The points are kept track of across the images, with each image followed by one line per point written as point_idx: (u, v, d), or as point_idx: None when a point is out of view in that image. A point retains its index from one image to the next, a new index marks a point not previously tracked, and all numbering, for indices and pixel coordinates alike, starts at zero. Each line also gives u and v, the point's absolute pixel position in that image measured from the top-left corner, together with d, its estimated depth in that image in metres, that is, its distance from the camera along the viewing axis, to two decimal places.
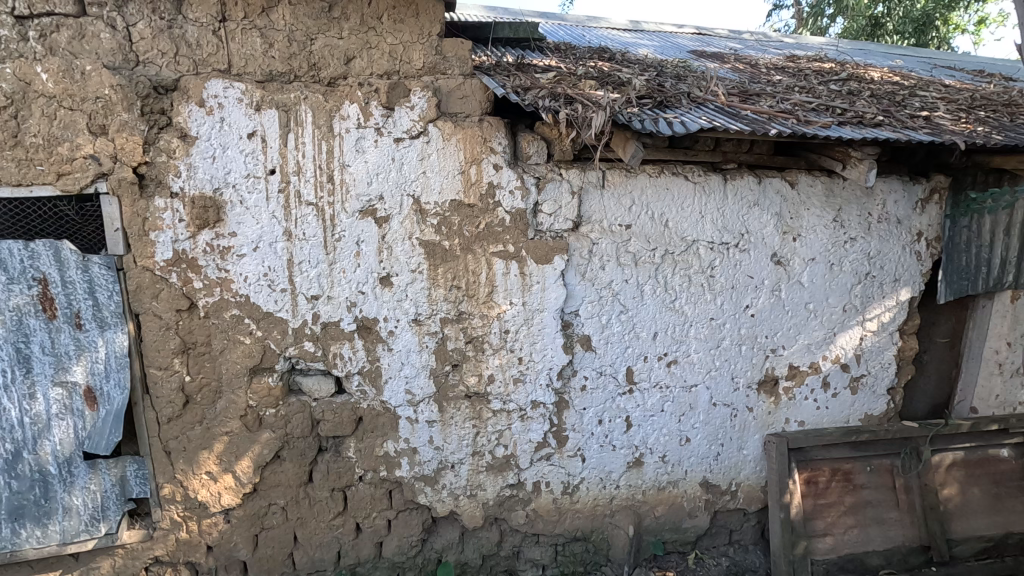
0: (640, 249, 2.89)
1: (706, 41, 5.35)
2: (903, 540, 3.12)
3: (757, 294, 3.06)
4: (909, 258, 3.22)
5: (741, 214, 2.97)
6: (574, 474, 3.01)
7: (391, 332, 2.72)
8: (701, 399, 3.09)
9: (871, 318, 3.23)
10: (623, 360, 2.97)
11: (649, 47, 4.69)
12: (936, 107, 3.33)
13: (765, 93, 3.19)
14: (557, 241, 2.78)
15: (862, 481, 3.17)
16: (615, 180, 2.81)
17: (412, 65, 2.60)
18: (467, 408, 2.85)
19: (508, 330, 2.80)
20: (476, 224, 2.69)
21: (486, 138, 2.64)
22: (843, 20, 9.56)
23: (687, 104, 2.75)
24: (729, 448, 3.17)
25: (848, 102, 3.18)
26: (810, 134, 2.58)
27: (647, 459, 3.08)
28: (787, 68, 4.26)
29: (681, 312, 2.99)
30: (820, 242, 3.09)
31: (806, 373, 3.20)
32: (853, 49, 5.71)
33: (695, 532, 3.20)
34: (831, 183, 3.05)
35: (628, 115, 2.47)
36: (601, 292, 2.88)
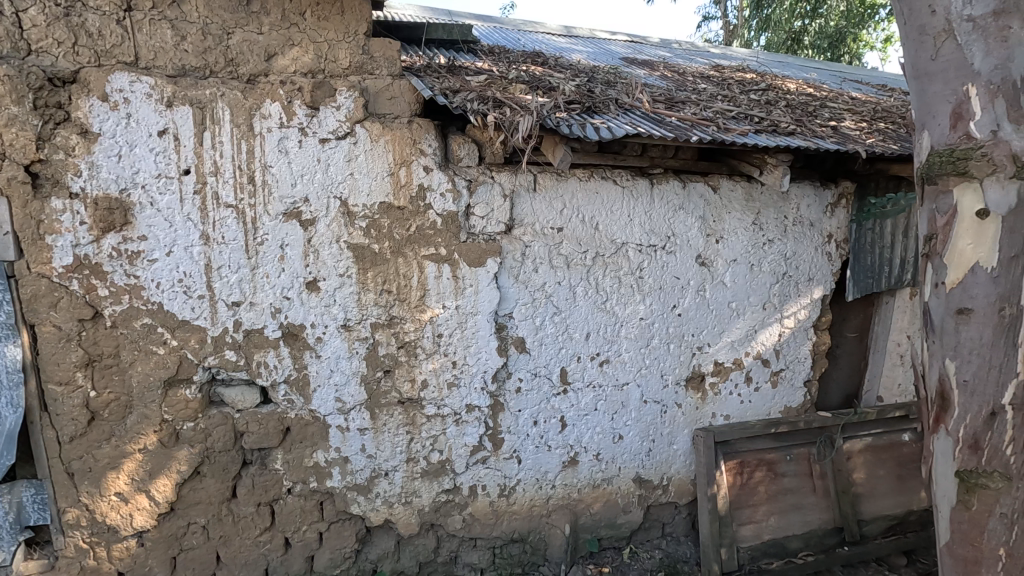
0: (572, 251, 2.94)
1: (637, 49, 5.53)
2: (820, 524, 3.31)
3: (683, 294, 3.18)
4: (822, 258, 3.44)
5: (667, 217, 3.08)
6: (510, 476, 3.02)
7: (319, 338, 2.63)
8: (632, 397, 3.18)
9: (788, 316, 3.42)
10: (557, 360, 3.00)
11: (582, 53, 4.80)
12: (843, 118, 3.58)
13: (690, 101, 3.32)
14: (489, 244, 2.78)
15: (782, 470, 3.34)
16: (546, 183, 2.85)
17: (338, 64, 2.53)
18: (401, 414, 2.80)
19: (441, 334, 2.78)
20: (407, 227, 2.65)
21: (416, 140, 2.61)
22: (767, 33, 10.12)
23: (614, 110, 2.82)
24: (660, 444, 3.27)
25: (765, 111, 3.36)
26: (729, 140, 2.70)
27: (582, 458, 3.14)
28: (712, 77, 4.47)
29: (612, 313, 3.06)
30: (740, 244, 3.24)
31: (730, 369, 3.35)
32: (772, 61, 6.05)
33: (629, 526, 3.28)
34: (750, 188, 3.22)
35: (556, 120, 2.50)
36: (535, 294, 2.90)
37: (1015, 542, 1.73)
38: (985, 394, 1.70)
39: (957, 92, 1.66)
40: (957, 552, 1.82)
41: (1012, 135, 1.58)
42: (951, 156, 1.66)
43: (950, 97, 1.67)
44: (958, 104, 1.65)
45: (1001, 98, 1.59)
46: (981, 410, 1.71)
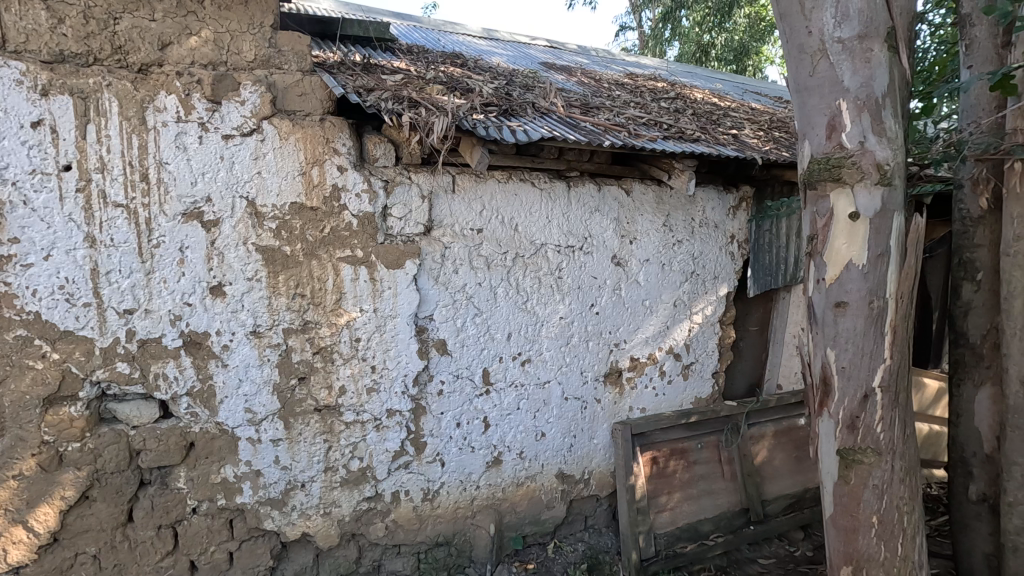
0: (492, 253, 2.96)
1: (557, 54, 5.67)
2: (728, 506, 3.54)
3: (600, 294, 3.29)
4: (726, 257, 3.67)
5: (584, 218, 3.17)
6: (434, 479, 2.99)
7: (225, 347, 2.48)
8: (554, 394, 3.24)
9: (697, 312, 3.63)
10: (479, 361, 3.01)
11: (502, 56, 4.85)
12: (743, 127, 3.84)
13: (605, 107, 3.44)
14: (408, 246, 2.74)
15: (695, 457, 3.54)
16: (465, 185, 2.85)
17: (242, 56, 2.41)
18: (317, 422, 2.69)
19: (359, 339, 2.70)
20: (320, 228, 2.56)
21: (329, 138, 2.52)
22: (678, 44, 10.66)
23: (531, 114, 2.88)
24: (581, 439, 3.36)
25: (673, 119, 3.55)
26: (639, 146, 2.83)
27: (506, 457, 3.16)
28: (626, 85, 4.66)
29: (533, 313, 3.11)
30: (652, 244, 3.40)
31: (645, 363, 3.50)
32: (683, 71, 6.40)
33: (553, 522, 3.34)
34: (660, 192, 3.38)
35: (473, 122, 2.51)
36: (455, 296, 2.90)
37: (885, 509, 1.94)
38: (860, 378, 1.89)
39: (831, 105, 1.83)
40: (839, 523, 2.00)
41: (876, 147, 1.78)
42: (828, 163, 1.83)
43: (826, 110, 1.84)
44: (832, 117, 1.83)
45: (866, 113, 1.78)
46: (857, 393, 1.90)
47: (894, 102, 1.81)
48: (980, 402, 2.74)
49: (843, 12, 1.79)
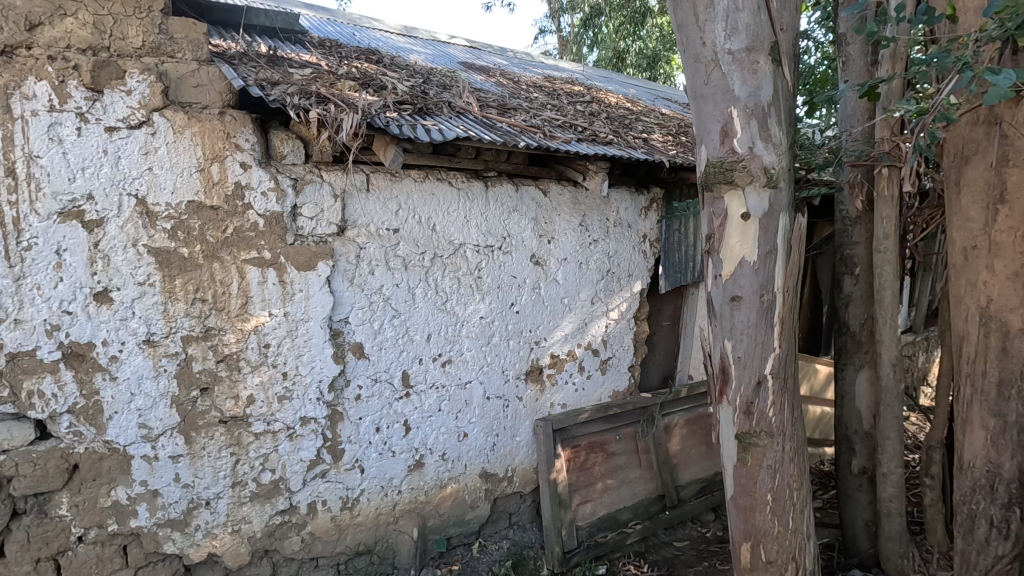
0: (409, 253, 2.91)
1: (476, 54, 5.68)
2: (645, 494, 3.70)
3: (520, 293, 3.33)
4: (639, 256, 3.83)
5: (502, 218, 3.20)
6: (353, 487, 2.90)
7: (114, 358, 2.28)
8: (475, 394, 3.24)
9: (613, 308, 3.76)
10: (398, 364, 2.96)
11: (419, 54, 4.79)
12: (652, 131, 4.03)
13: (521, 108, 3.49)
14: (320, 246, 2.64)
15: (613, 449, 3.67)
16: (379, 184, 2.79)
17: (128, 42, 2.22)
18: (223, 434, 2.52)
19: (269, 345, 2.57)
20: (222, 228, 2.41)
21: (230, 133, 2.38)
22: (597, 49, 10.98)
23: (447, 113, 2.86)
24: (503, 437, 3.38)
25: (587, 122, 3.66)
26: (554, 148, 2.88)
27: (428, 460, 3.13)
28: (543, 87, 4.75)
29: (452, 313, 3.10)
30: (570, 244, 3.49)
31: (565, 360, 3.59)
32: (600, 75, 6.62)
33: (478, 521, 3.33)
34: (576, 192, 3.47)
35: (386, 119, 2.46)
36: (372, 297, 2.83)
37: (777, 487, 2.10)
38: (753, 367, 2.04)
39: (724, 113, 1.96)
40: (739, 502, 2.15)
41: (764, 152, 1.92)
42: (723, 166, 1.96)
43: (719, 117, 1.97)
44: (725, 123, 1.96)
45: (755, 121, 1.93)
46: (751, 380, 2.04)
47: (779, 110, 1.96)
48: (860, 384, 3.04)
49: (733, 25, 1.92)
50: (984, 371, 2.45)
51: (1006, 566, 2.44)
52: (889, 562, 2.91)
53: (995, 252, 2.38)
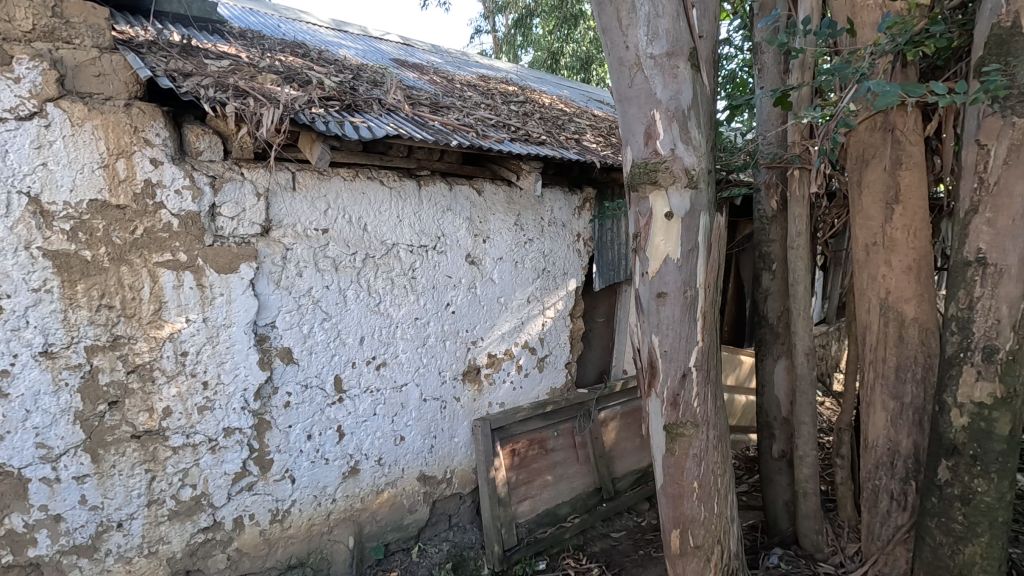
0: (340, 254, 2.83)
1: (410, 52, 5.60)
2: (583, 488, 3.77)
3: (456, 292, 3.31)
4: (573, 254, 3.90)
5: (435, 217, 3.17)
6: (283, 499, 2.77)
7: (5, 372, 2.07)
8: (411, 396, 3.19)
9: (549, 306, 3.81)
10: (329, 369, 2.86)
11: (349, 49, 4.67)
12: (585, 132, 4.11)
13: (455, 107, 3.47)
14: (242, 248, 2.51)
15: (551, 445, 3.71)
16: (305, 182, 2.69)
17: (16, 25, 2.03)
18: (136, 451, 2.35)
19: (186, 353, 2.42)
20: (130, 229, 2.24)
21: (138, 127, 2.21)
22: (534, 50, 11.09)
23: (376, 110, 2.80)
24: (441, 439, 3.35)
25: (520, 121, 3.68)
26: (486, 146, 2.88)
27: (363, 465, 3.04)
28: (478, 86, 4.74)
29: (386, 315, 3.04)
30: (504, 243, 3.51)
31: (502, 359, 3.60)
32: (535, 76, 6.70)
33: (416, 525, 3.28)
34: (510, 192, 3.50)
35: (311, 116, 2.38)
36: (300, 300, 2.72)
37: (703, 474, 2.19)
38: (679, 360, 2.12)
39: (647, 115, 2.02)
40: (669, 491, 2.23)
41: (685, 154, 2.00)
42: (647, 167, 2.03)
43: (643, 119, 2.03)
44: (648, 125, 2.02)
45: (676, 123, 2.00)
46: (677, 373, 2.12)
47: (699, 114, 2.05)
48: (778, 373, 3.23)
49: (654, 30, 1.98)
50: (884, 357, 2.66)
51: (905, 535, 2.67)
52: (806, 539, 3.11)
53: (891, 247, 2.59)
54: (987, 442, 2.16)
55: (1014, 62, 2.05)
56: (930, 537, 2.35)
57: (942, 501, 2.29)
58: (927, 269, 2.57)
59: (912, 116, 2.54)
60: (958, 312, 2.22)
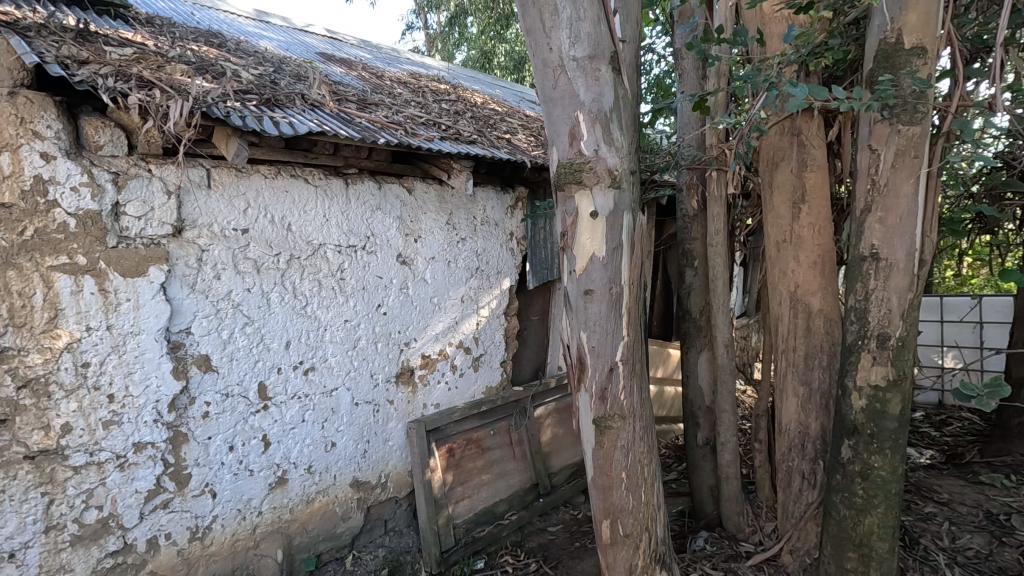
0: (262, 255, 2.71)
1: (337, 45, 5.44)
2: (520, 484, 3.81)
3: (387, 293, 3.25)
4: (507, 253, 3.93)
5: (365, 217, 3.10)
6: (203, 515, 2.61)
7: None
8: (342, 401, 3.10)
9: (484, 305, 3.81)
10: (252, 376, 2.73)
11: (272, 41, 4.47)
12: (516, 132, 4.15)
13: (384, 104, 3.40)
14: (151, 250, 2.36)
15: (488, 444, 3.72)
16: (222, 180, 2.56)
17: None
18: (30, 473, 2.13)
19: (88, 364, 2.23)
20: (18, 230, 2.05)
21: (25, 118, 2.02)
22: (468, 48, 11.04)
23: (299, 105, 2.70)
24: (375, 443, 3.27)
25: (452, 120, 3.66)
26: (415, 145, 2.84)
27: (291, 475, 2.92)
28: (409, 83, 4.68)
29: (314, 318, 2.93)
30: (437, 243, 3.48)
31: (436, 359, 3.57)
32: (468, 75, 6.69)
33: (350, 533, 3.18)
34: (441, 191, 3.48)
35: (226, 109, 2.25)
36: (218, 304, 2.58)
37: (631, 465, 2.27)
38: (606, 355, 2.18)
39: (571, 116, 2.07)
40: (599, 483, 2.28)
41: (607, 155, 2.06)
42: (572, 167, 2.08)
43: (567, 120, 2.07)
44: (572, 126, 2.07)
45: (598, 124, 2.05)
46: (604, 368, 2.18)
47: (621, 117, 2.11)
48: (701, 364, 3.39)
49: (576, 33, 2.02)
50: (795, 346, 2.85)
51: (815, 511, 2.87)
52: (729, 520, 3.28)
53: (799, 244, 2.78)
54: (882, 421, 2.36)
55: (898, 75, 2.25)
56: (835, 511, 2.54)
57: (845, 478, 2.48)
58: (830, 264, 2.77)
59: (816, 122, 2.74)
60: (856, 304, 2.41)
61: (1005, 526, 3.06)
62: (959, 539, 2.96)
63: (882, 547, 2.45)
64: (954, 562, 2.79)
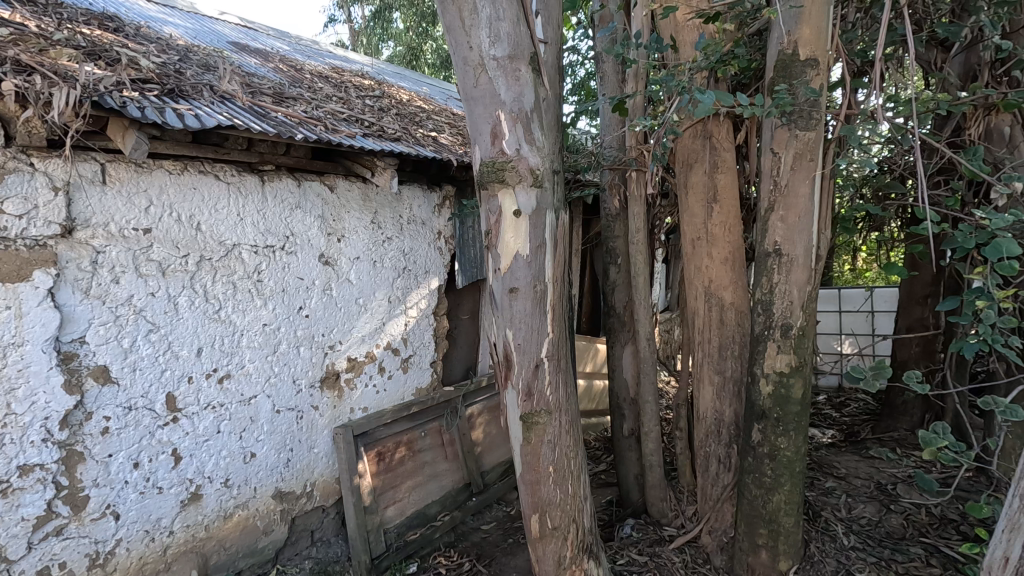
0: (167, 256, 2.53)
1: (251, 35, 5.17)
2: (452, 484, 3.79)
3: (309, 295, 3.13)
4: (434, 252, 3.89)
5: (283, 216, 2.97)
6: (104, 540, 2.39)
7: None
8: (262, 409, 2.96)
9: (412, 305, 3.76)
10: (159, 387, 2.54)
11: (177, 27, 4.18)
12: (443, 130, 4.12)
13: (302, 98, 3.27)
14: (36, 251, 2.14)
15: (419, 446, 3.67)
16: (119, 175, 2.37)
17: None
18: None
19: None
20: None
21: None
22: (394, 43, 10.81)
23: (207, 97, 2.54)
24: (298, 451, 3.14)
25: (375, 117, 3.58)
26: (336, 141, 2.75)
27: (206, 490, 2.74)
28: (330, 77, 4.52)
29: (228, 323, 2.77)
30: (361, 242, 3.40)
31: (363, 362, 3.48)
32: (393, 71, 6.56)
33: (273, 547, 3.04)
34: (365, 189, 3.40)
35: (121, 99, 2.08)
36: (118, 310, 2.39)
37: (557, 459, 2.31)
38: (532, 351, 2.21)
39: (492, 115, 2.08)
40: (527, 479, 2.32)
41: (529, 154, 2.09)
42: (495, 166, 2.09)
43: (489, 119, 2.08)
44: (494, 125, 2.08)
45: (519, 124, 2.07)
46: (530, 364, 2.21)
47: (542, 117, 2.14)
48: (625, 358, 3.51)
49: (496, 33, 2.03)
50: (710, 338, 3.02)
51: (730, 492, 3.05)
52: (653, 507, 3.43)
53: (712, 241, 2.94)
54: (786, 405, 2.54)
55: (795, 83, 2.43)
56: (748, 492, 2.71)
57: (755, 460, 2.66)
58: (740, 260, 2.95)
59: (725, 126, 2.91)
60: (762, 296, 2.58)
61: (892, 494, 3.40)
62: (855, 509, 3.26)
63: (788, 521, 2.64)
64: (850, 530, 3.07)
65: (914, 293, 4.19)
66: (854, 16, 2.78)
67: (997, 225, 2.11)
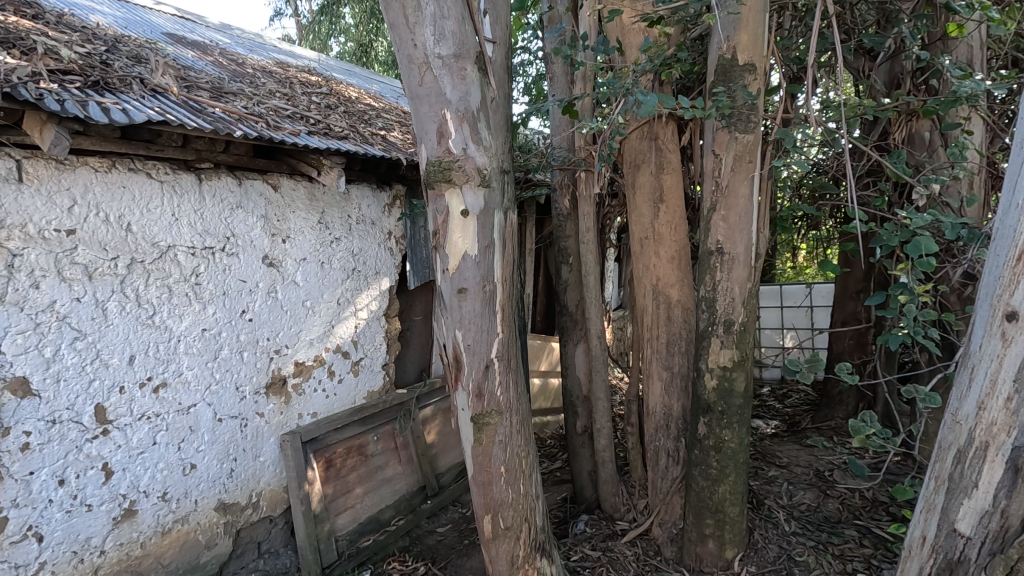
0: (94, 259, 2.38)
1: (188, 27, 4.94)
2: (405, 488, 3.73)
3: (252, 298, 3.02)
4: (385, 253, 3.82)
5: (222, 216, 2.85)
6: (26, 564, 2.23)
7: None
8: (202, 418, 2.82)
9: (362, 307, 3.67)
10: (87, 398, 2.39)
11: (106, 16, 3.96)
12: (393, 128, 4.05)
13: (243, 94, 3.14)
14: None
15: (371, 450, 3.60)
16: (38, 173, 2.22)
17: None
18: None
19: None
20: None
21: None
22: (345, 39, 10.54)
23: (137, 90, 2.40)
24: (242, 461, 3.02)
25: (321, 114, 3.48)
26: (278, 139, 2.65)
27: (142, 505, 2.60)
28: (273, 72, 4.37)
29: (163, 328, 2.64)
30: (308, 243, 3.30)
31: (311, 366, 3.38)
32: (342, 67, 6.42)
33: (216, 562, 2.91)
34: (311, 188, 3.31)
35: (38, 91, 1.95)
36: (38, 317, 2.23)
37: (509, 459, 2.31)
38: (482, 352, 2.19)
39: (438, 114, 2.05)
40: (479, 480, 2.31)
41: (475, 154, 2.07)
42: (441, 165, 2.06)
43: (434, 118, 2.06)
44: (440, 125, 2.06)
45: (465, 123, 2.06)
46: (480, 364, 2.20)
47: (488, 116, 2.13)
48: (578, 356, 3.55)
49: (440, 32, 2.01)
50: (658, 335, 3.09)
51: (679, 485, 3.13)
52: (607, 502, 3.48)
53: (659, 240, 3.01)
54: (729, 399, 2.63)
55: (734, 87, 2.51)
56: (695, 483, 2.79)
57: (702, 452, 2.73)
58: (686, 258, 3.03)
59: (670, 127, 2.99)
60: (706, 294, 2.66)
61: (829, 480, 3.58)
62: (795, 495, 3.41)
63: (733, 511, 2.74)
64: (792, 516, 3.21)
65: (848, 289, 4.42)
66: (790, 24, 2.89)
67: (918, 223, 2.26)
